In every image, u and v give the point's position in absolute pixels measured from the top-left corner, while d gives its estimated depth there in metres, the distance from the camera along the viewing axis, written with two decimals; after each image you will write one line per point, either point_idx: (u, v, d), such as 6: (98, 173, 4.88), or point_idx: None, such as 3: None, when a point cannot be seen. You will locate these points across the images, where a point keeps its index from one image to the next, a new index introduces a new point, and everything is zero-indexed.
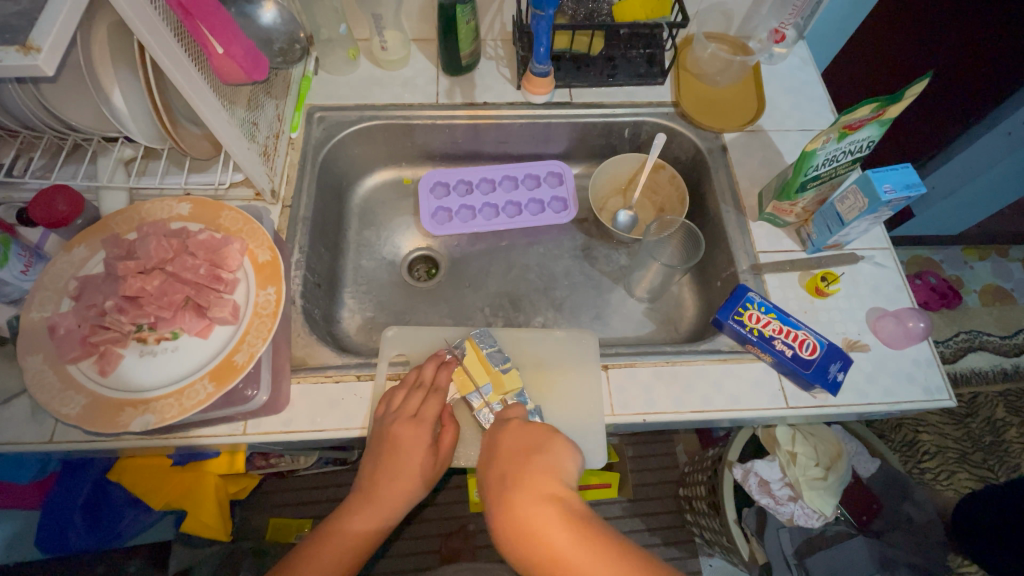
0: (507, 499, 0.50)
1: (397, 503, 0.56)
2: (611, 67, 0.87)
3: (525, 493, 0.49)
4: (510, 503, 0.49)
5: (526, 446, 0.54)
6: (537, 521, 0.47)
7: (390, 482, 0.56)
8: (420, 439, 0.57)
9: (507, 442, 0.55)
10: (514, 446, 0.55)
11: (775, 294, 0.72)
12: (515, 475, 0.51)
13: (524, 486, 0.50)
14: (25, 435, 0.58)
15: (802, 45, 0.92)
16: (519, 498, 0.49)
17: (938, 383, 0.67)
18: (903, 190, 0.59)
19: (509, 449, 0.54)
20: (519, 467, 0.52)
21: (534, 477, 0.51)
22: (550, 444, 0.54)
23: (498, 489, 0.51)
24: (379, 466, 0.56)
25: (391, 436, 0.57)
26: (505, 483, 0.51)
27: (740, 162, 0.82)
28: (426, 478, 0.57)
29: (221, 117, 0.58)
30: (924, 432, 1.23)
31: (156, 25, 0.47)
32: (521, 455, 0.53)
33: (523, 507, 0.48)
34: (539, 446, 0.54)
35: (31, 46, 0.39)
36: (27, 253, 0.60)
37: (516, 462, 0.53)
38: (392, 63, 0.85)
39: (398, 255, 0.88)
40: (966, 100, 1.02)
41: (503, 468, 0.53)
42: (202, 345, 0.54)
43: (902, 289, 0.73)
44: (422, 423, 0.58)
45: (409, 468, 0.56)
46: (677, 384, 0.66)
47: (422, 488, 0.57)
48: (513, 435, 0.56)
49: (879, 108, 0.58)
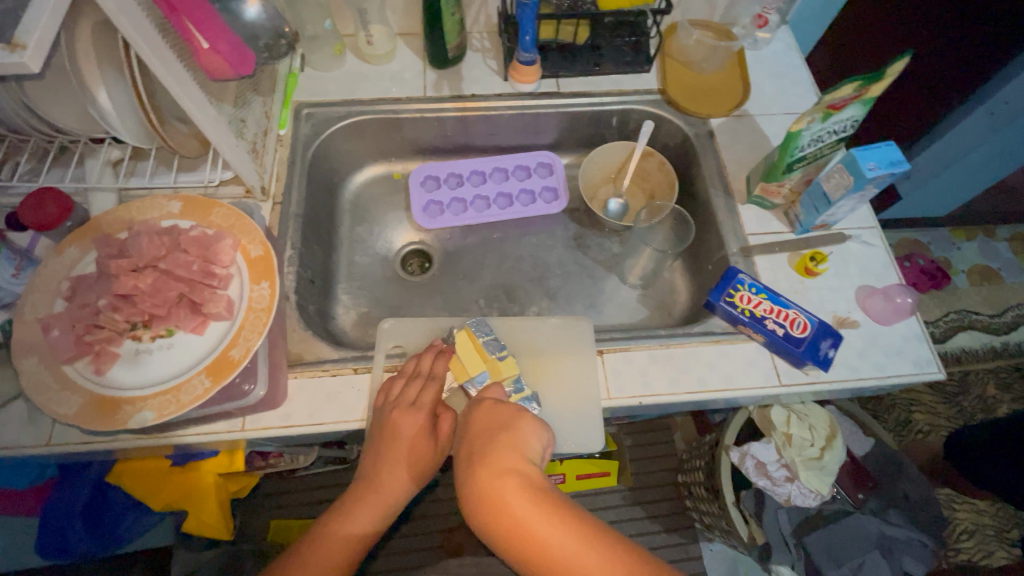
0: (473, 473, 0.51)
1: (397, 494, 0.56)
2: (598, 56, 0.87)
3: (489, 468, 0.50)
4: (475, 475, 0.50)
5: (495, 423, 0.54)
6: (499, 495, 0.48)
7: (390, 473, 0.56)
8: (420, 429, 0.57)
9: (479, 421, 0.55)
10: (486, 421, 0.55)
11: (766, 276, 0.73)
12: (483, 450, 0.52)
13: (488, 463, 0.50)
14: (22, 438, 0.58)
15: (784, 30, 0.92)
16: (483, 473, 0.50)
17: (927, 357, 0.68)
18: (887, 167, 0.61)
19: (480, 425, 0.55)
20: (484, 446, 0.52)
21: (499, 454, 0.51)
22: (518, 422, 0.54)
23: (464, 465, 0.52)
24: (378, 457, 0.57)
25: (390, 426, 0.57)
26: (471, 458, 0.52)
27: (728, 146, 0.83)
28: (425, 469, 0.58)
29: (209, 114, 0.58)
30: (917, 412, 1.26)
31: (140, 21, 0.47)
32: (490, 431, 0.54)
33: (486, 481, 0.49)
34: (508, 423, 0.54)
35: (17, 43, 0.39)
36: (16, 257, 0.60)
37: (482, 440, 0.53)
38: (379, 57, 0.85)
39: (390, 250, 0.89)
40: (956, 70, 1.01)
41: (470, 447, 0.53)
42: (198, 341, 0.54)
43: (889, 266, 0.74)
44: (421, 413, 0.58)
45: (409, 458, 0.56)
46: (672, 367, 0.66)
47: (422, 478, 0.58)
48: (485, 413, 0.56)
49: (861, 86, 0.59)
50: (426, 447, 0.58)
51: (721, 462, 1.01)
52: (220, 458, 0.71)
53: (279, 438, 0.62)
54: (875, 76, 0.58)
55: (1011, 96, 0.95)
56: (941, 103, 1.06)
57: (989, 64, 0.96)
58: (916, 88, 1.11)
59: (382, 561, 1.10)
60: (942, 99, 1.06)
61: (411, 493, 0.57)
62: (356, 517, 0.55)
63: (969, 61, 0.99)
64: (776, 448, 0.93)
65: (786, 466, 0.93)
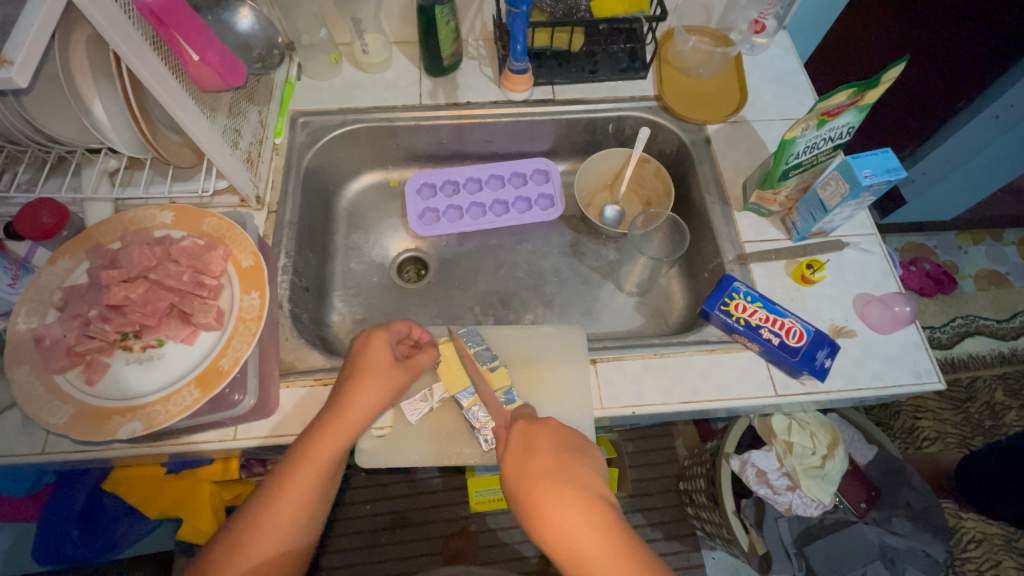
0: (553, 492, 0.50)
1: (363, 412, 0.54)
2: (593, 63, 0.87)
3: (573, 492, 0.50)
4: (555, 495, 0.50)
5: (566, 445, 0.55)
6: (582, 523, 0.48)
7: (358, 383, 0.55)
8: (382, 341, 0.58)
9: (545, 440, 0.55)
10: (554, 442, 0.55)
11: (761, 283, 0.72)
12: (561, 470, 0.52)
13: (571, 486, 0.50)
14: (16, 447, 0.58)
15: (782, 35, 0.92)
16: (568, 495, 0.50)
17: (927, 367, 0.67)
18: (883, 174, 0.60)
19: (549, 445, 0.55)
20: (565, 467, 0.52)
21: (581, 478, 0.51)
22: (589, 449, 0.55)
23: (542, 483, 0.51)
24: (346, 375, 0.56)
25: (356, 345, 0.59)
26: (548, 477, 0.51)
27: (724, 152, 0.82)
28: (392, 378, 0.57)
29: (202, 125, 0.58)
30: (923, 418, 1.24)
31: (130, 34, 0.47)
32: (564, 452, 0.54)
33: (568, 503, 0.49)
34: (580, 447, 0.55)
35: (4, 58, 0.39)
36: (14, 266, 0.61)
37: (561, 460, 0.53)
38: (374, 65, 0.85)
39: (387, 257, 0.89)
40: (962, 78, 1.01)
41: (548, 465, 0.52)
42: (188, 352, 0.54)
43: (888, 274, 0.73)
44: (381, 329, 0.59)
45: (374, 368, 0.56)
46: (665, 376, 0.66)
47: (390, 389, 0.57)
48: (552, 433, 0.56)
49: (856, 93, 0.58)
50: (391, 359, 0.58)
51: (720, 470, 1.00)
52: (214, 466, 0.73)
53: (272, 447, 0.62)
54: (869, 83, 0.57)
55: (1015, 98, 0.93)
56: (947, 104, 1.05)
57: (992, 68, 0.95)
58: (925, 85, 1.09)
59: (380, 567, 1.10)
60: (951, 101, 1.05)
61: (378, 409, 0.56)
62: (322, 438, 0.52)
63: (975, 59, 0.97)
64: (776, 457, 0.92)
65: (787, 475, 0.93)
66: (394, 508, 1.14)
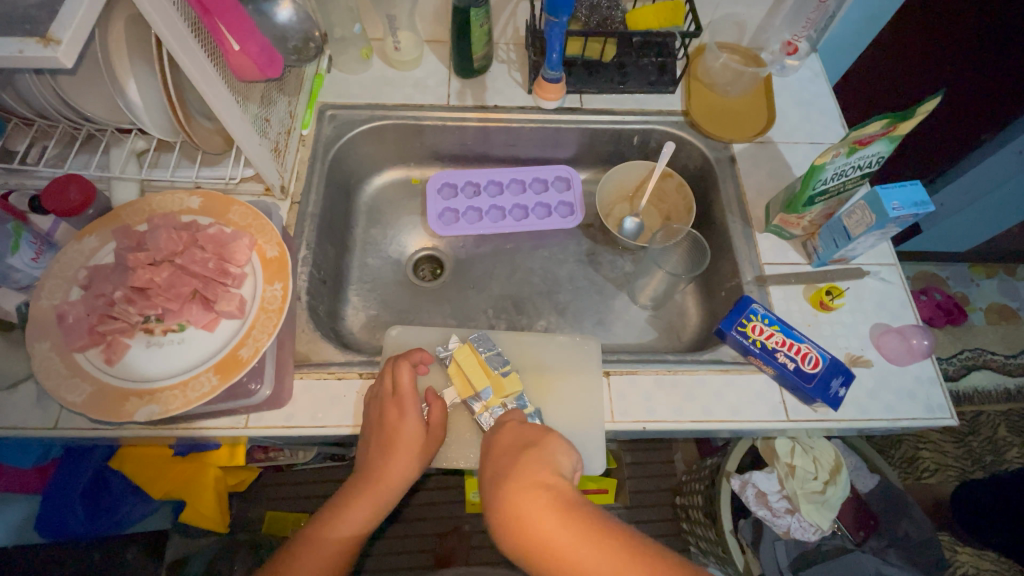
0: (499, 487, 0.50)
1: (398, 483, 0.55)
2: (623, 74, 0.87)
3: (514, 478, 0.49)
4: (498, 490, 0.50)
5: (519, 442, 0.55)
6: (521, 505, 0.47)
7: (388, 459, 0.54)
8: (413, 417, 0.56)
9: (502, 444, 0.55)
10: (511, 442, 0.55)
11: (779, 307, 0.72)
12: (508, 468, 0.51)
13: (513, 475, 0.50)
14: (29, 420, 0.59)
15: (814, 58, 0.91)
16: (508, 486, 0.49)
17: (941, 402, 0.67)
18: (911, 208, 0.59)
19: (505, 446, 0.54)
20: (511, 460, 0.52)
21: (526, 467, 0.51)
22: (542, 440, 0.54)
23: (492, 480, 0.51)
24: (373, 445, 0.56)
25: (383, 416, 0.56)
26: (500, 476, 0.51)
27: (748, 172, 0.82)
28: (423, 451, 0.57)
29: (235, 113, 0.59)
30: (924, 449, 1.25)
31: (174, 20, 0.47)
32: (516, 451, 0.53)
33: (511, 494, 0.48)
34: (533, 442, 0.54)
35: (51, 38, 0.40)
36: (37, 241, 0.61)
37: (510, 455, 0.53)
38: (405, 63, 0.85)
39: (403, 254, 0.89)
40: (984, 108, 1.02)
41: (499, 462, 0.53)
42: (208, 338, 0.54)
43: (907, 306, 0.72)
44: (410, 399, 0.57)
45: (404, 446, 0.55)
46: (678, 394, 0.66)
47: (420, 461, 0.56)
48: (510, 436, 0.56)
49: (889, 124, 0.58)
50: (419, 429, 0.57)
51: (721, 489, 1.00)
52: (221, 451, 0.73)
53: (281, 437, 0.62)
54: (903, 115, 0.56)
55: None
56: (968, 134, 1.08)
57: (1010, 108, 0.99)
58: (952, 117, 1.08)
59: (373, 561, 1.10)
60: (969, 133, 1.07)
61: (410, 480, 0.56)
62: (352, 510, 0.53)
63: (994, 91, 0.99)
64: (777, 479, 0.92)
65: (787, 498, 0.93)
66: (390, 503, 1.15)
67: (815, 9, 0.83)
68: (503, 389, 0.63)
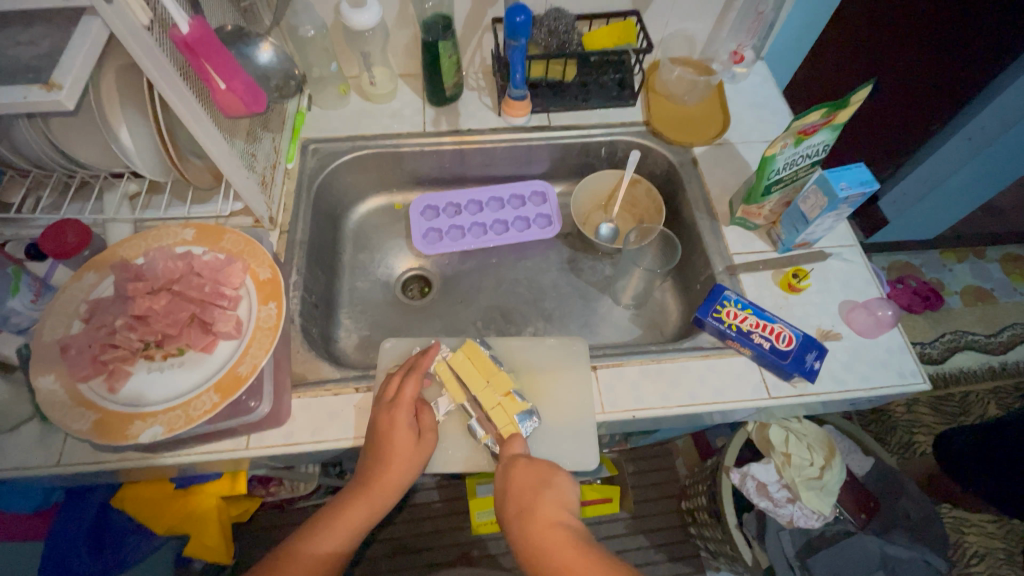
0: (523, 528, 0.53)
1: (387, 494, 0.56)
2: (585, 92, 0.93)
3: (539, 520, 0.53)
4: (526, 529, 0.53)
5: (535, 480, 0.56)
6: (548, 545, 0.51)
7: (385, 467, 0.56)
8: (404, 421, 0.58)
9: (518, 480, 0.56)
10: (527, 479, 0.56)
11: (751, 292, 0.76)
12: (530, 506, 0.54)
13: (538, 516, 0.53)
14: (32, 460, 0.60)
15: (761, 65, 0.99)
16: (536, 528, 0.53)
17: (912, 368, 0.70)
18: (858, 186, 0.64)
19: (522, 483, 0.56)
20: (533, 500, 0.55)
21: (547, 507, 0.54)
22: (554, 479, 0.57)
23: (516, 519, 0.54)
24: (367, 459, 0.57)
25: (379, 423, 0.58)
26: (523, 515, 0.54)
27: (710, 172, 0.87)
28: (417, 455, 0.58)
29: (222, 148, 0.62)
30: (919, 433, 1.31)
31: (159, 59, 0.51)
32: (533, 488, 0.56)
33: (539, 534, 0.52)
34: (546, 479, 0.57)
35: (54, 84, 0.43)
36: (36, 284, 0.64)
37: (530, 494, 0.55)
38: (381, 96, 0.91)
39: (392, 276, 0.92)
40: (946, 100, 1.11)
41: (519, 502, 0.55)
42: (207, 360, 0.56)
43: (870, 282, 0.77)
44: (399, 408, 0.59)
45: (397, 451, 0.57)
46: (663, 381, 0.68)
47: (416, 464, 0.58)
48: (524, 472, 0.57)
49: (829, 112, 0.64)
50: (412, 437, 0.58)
51: (722, 484, 1.01)
52: (222, 481, 0.74)
53: (282, 456, 0.64)
54: (839, 103, 0.62)
55: (986, 121, 1.02)
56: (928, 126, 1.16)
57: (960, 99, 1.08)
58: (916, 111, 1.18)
59: None
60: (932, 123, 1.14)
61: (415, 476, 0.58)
62: (340, 520, 0.56)
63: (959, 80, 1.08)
64: (775, 470, 0.95)
65: (787, 487, 0.94)
66: (396, 535, 1.17)
67: (754, 19, 0.92)
68: (502, 387, 0.65)
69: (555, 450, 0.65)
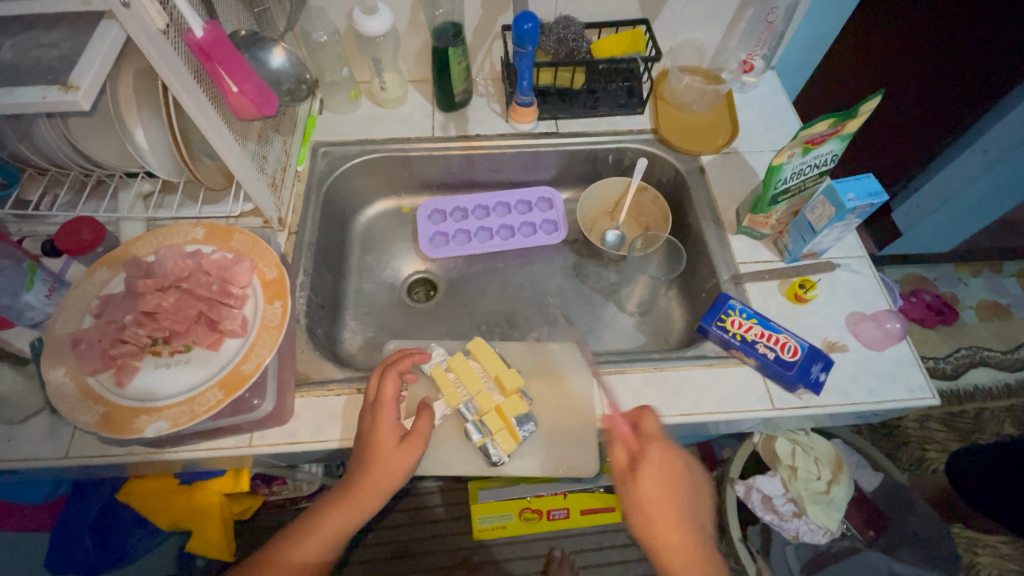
0: (660, 508, 0.55)
1: (372, 496, 0.56)
2: (594, 98, 0.93)
3: (678, 512, 0.55)
4: (660, 506, 0.55)
5: (682, 475, 0.57)
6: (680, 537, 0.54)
7: (367, 473, 0.56)
8: (389, 420, 0.58)
9: (670, 468, 0.57)
10: (677, 471, 0.57)
11: (756, 302, 0.75)
12: (675, 494, 0.56)
13: (677, 505, 0.56)
14: (41, 452, 0.61)
15: (770, 75, 0.99)
16: (671, 513, 0.55)
17: (921, 382, 0.69)
18: (866, 198, 0.64)
19: (671, 472, 0.57)
20: (675, 491, 0.56)
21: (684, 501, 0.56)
22: (695, 481, 0.58)
23: (655, 496, 0.56)
24: (355, 462, 0.57)
25: (364, 426, 0.59)
26: (665, 497, 0.56)
27: (718, 180, 0.87)
28: (401, 456, 0.57)
29: (234, 150, 0.64)
30: (931, 450, 1.29)
31: (174, 62, 0.52)
32: (679, 480, 0.57)
33: (672, 520, 0.55)
34: (689, 475, 0.58)
35: (71, 85, 0.44)
36: (51, 279, 0.65)
37: (673, 485, 0.57)
38: (391, 101, 0.92)
39: (398, 278, 0.93)
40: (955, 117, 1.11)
41: (663, 487, 0.56)
42: (213, 357, 0.57)
43: (879, 294, 0.76)
44: (382, 409, 0.58)
45: (381, 459, 0.56)
46: (666, 389, 0.68)
47: (400, 468, 0.57)
48: (676, 464, 0.58)
49: (836, 122, 0.64)
50: (394, 438, 0.57)
51: (727, 496, 1.00)
52: (224, 478, 0.75)
53: (285, 454, 0.64)
54: (849, 113, 0.62)
55: (1001, 134, 1.03)
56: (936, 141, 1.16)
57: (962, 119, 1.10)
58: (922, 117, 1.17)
59: None
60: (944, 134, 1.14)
61: (397, 484, 0.57)
62: (332, 519, 0.56)
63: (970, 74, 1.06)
64: (781, 482, 0.93)
65: (793, 501, 0.93)
66: (398, 538, 1.17)
67: (764, 29, 0.91)
68: (513, 381, 0.64)
69: (555, 456, 0.65)
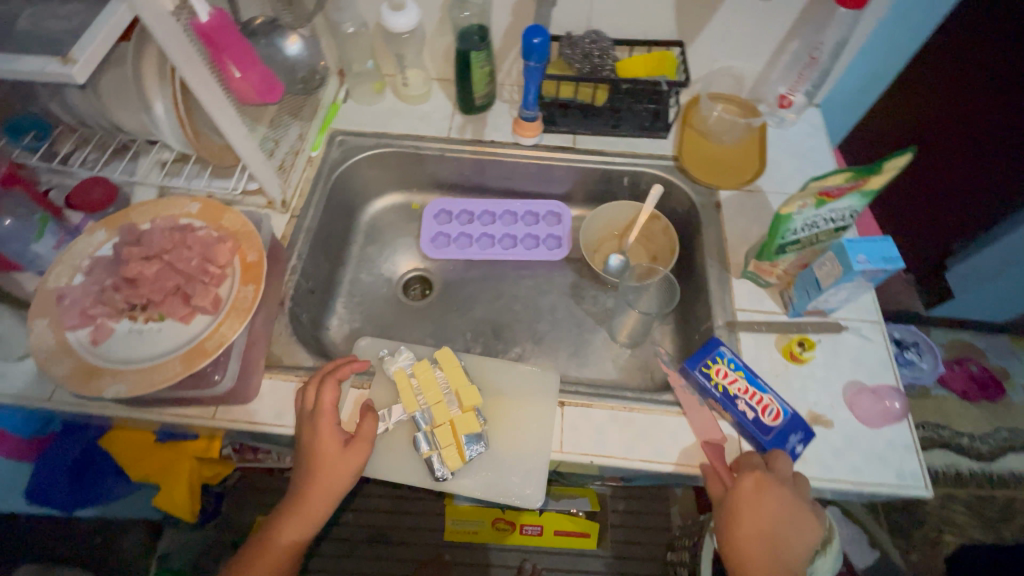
0: (745, 534, 0.56)
1: (325, 507, 0.57)
2: (616, 117, 0.89)
3: (764, 544, 0.56)
4: (746, 533, 0.56)
5: (785, 514, 0.56)
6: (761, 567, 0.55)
7: (313, 482, 0.57)
8: (329, 427, 0.58)
9: (770, 504, 0.56)
10: (778, 511, 0.56)
11: (748, 353, 0.71)
12: (769, 527, 0.56)
13: (767, 538, 0.56)
14: (28, 392, 0.65)
15: (813, 113, 0.93)
16: (757, 544, 0.56)
17: (914, 470, 0.63)
18: (879, 262, 0.58)
19: (768, 508, 0.56)
20: (771, 526, 0.56)
21: (779, 536, 0.56)
22: (800, 523, 0.56)
23: (748, 524, 0.56)
24: (301, 471, 0.58)
25: (304, 433, 0.59)
26: (759, 528, 0.56)
27: (732, 218, 0.82)
28: (344, 462, 0.58)
29: (238, 132, 0.65)
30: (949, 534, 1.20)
31: (180, 43, 0.54)
32: (779, 517, 0.56)
33: (755, 548, 0.56)
34: (795, 515, 0.56)
35: (70, 58, 0.46)
36: (61, 232, 0.70)
37: (768, 519, 0.56)
38: (413, 97, 0.92)
39: (395, 273, 0.93)
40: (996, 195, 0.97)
41: (758, 520, 0.56)
42: (182, 330, 0.59)
43: (886, 366, 0.70)
44: (323, 415, 0.59)
45: (325, 466, 0.57)
46: (631, 431, 0.65)
47: (346, 473, 0.58)
48: (779, 504, 0.56)
49: (855, 177, 0.58)
50: (338, 444, 0.58)
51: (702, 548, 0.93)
52: (199, 442, 0.78)
53: (246, 432, 0.66)
54: (868, 169, 0.57)
55: None
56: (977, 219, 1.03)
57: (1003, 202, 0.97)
58: (960, 171, 0.99)
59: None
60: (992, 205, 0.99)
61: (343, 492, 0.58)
62: (287, 527, 0.57)
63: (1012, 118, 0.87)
64: None
65: None
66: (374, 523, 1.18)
67: (807, 63, 0.86)
68: (471, 399, 0.65)
69: (503, 480, 0.64)
